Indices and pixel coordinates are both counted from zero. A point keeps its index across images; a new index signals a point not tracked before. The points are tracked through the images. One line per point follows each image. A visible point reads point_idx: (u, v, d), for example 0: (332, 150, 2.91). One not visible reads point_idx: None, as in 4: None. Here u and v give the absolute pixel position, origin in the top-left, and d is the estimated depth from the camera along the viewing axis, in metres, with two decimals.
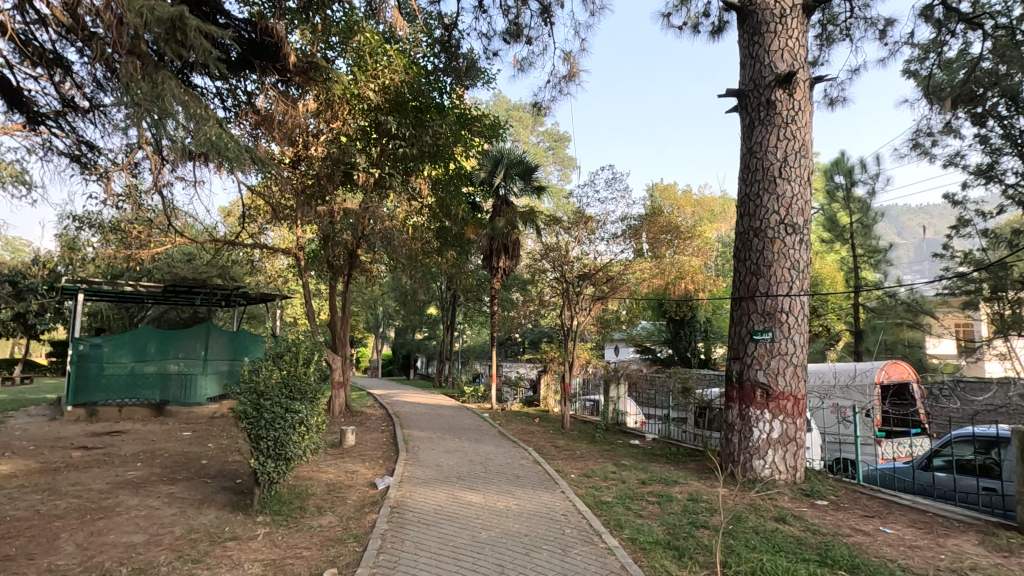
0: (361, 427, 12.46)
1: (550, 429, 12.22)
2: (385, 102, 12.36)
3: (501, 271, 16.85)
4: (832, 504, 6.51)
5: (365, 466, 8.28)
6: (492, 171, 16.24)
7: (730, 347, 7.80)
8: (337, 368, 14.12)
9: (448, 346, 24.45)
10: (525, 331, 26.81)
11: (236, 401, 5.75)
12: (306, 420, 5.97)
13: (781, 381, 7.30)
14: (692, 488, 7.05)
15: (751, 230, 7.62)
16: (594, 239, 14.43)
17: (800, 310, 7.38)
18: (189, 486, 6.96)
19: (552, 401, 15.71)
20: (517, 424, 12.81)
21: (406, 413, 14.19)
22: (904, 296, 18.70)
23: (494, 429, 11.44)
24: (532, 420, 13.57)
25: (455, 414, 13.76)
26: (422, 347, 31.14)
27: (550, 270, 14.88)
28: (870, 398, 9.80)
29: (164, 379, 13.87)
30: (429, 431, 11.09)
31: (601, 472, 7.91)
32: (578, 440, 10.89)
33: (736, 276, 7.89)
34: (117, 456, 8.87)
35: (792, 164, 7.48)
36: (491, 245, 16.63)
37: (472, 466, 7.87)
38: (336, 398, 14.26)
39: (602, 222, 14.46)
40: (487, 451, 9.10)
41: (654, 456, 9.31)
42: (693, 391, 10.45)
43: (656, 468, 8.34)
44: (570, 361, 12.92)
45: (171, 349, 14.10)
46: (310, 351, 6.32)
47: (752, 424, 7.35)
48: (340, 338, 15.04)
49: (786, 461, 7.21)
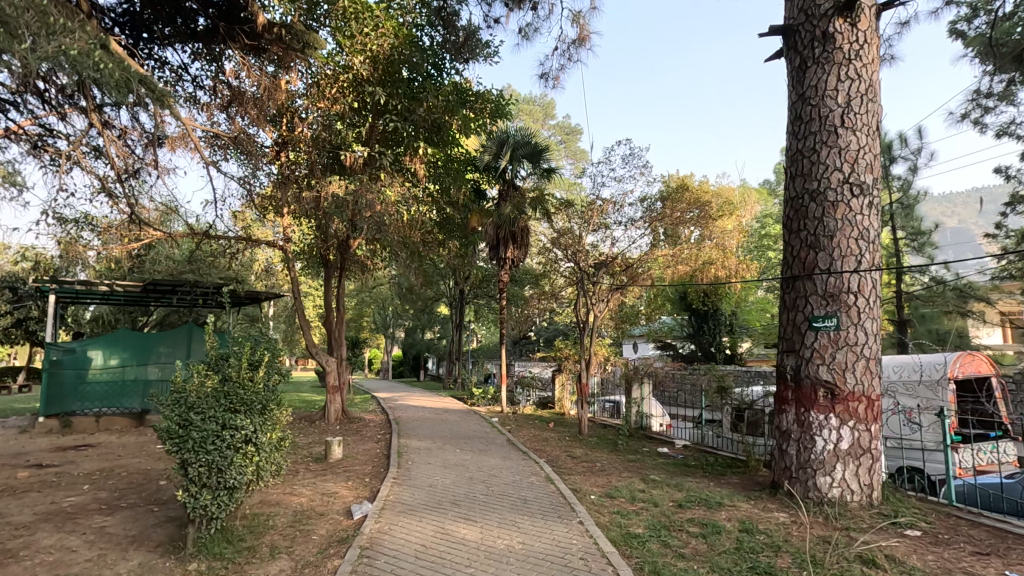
0: (356, 436, 11.25)
1: (566, 435, 10.89)
2: (375, 74, 11.11)
3: (509, 262, 15.53)
4: (928, 536, 5.07)
5: (347, 486, 7.04)
6: (497, 154, 14.94)
7: (782, 337, 6.39)
8: (332, 371, 12.95)
9: (458, 346, 23.22)
10: (539, 328, 25.55)
11: (162, 417, 4.51)
12: (253, 439, 4.72)
13: (850, 378, 5.88)
14: (742, 513, 5.68)
15: (806, 194, 6.20)
16: (610, 223, 13.08)
17: (871, 291, 5.96)
18: (129, 518, 5.77)
19: (568, 402, 14.40)
20: (528, 429, 11.53)
21: (408, 419, 12.95)
22: (953, 281, 16.97)
23: (502, 437, 10.14)
24: (545, 424, 12.28)
25: (460, 419, 12.50)
26: (432, 347, 30.06)
27: (563, 260, 13.54)
28: (943, 395, 8.29)
29: (146, 386, 12.88)
30: (429, 440, 9.85)
31: (628, 491, 6.55)
32: (598, 448, 9.54)
33: (787, 251, 6.46)
34: (68, 477, 7.74)
35: (857, 110, 6.06)
36: (498, 234, 15.16)
37: (472, 487, 6.58)
38: (332, 404, 13.14)
39: (619, 205, 13.07)
40: (493, 465, 7.79)
41: (689, 468, 7.92)
42: (731, 390, 9.03)
43: (693, 484, 6.96)
44: (586, 359, 11.57)
45: (152, 353, 12.99)
46: (261, 350, 5.08)
47: (813, 432, 5.94)
48: (337, 338, 13.82)
49: (859, 479, 5.79)
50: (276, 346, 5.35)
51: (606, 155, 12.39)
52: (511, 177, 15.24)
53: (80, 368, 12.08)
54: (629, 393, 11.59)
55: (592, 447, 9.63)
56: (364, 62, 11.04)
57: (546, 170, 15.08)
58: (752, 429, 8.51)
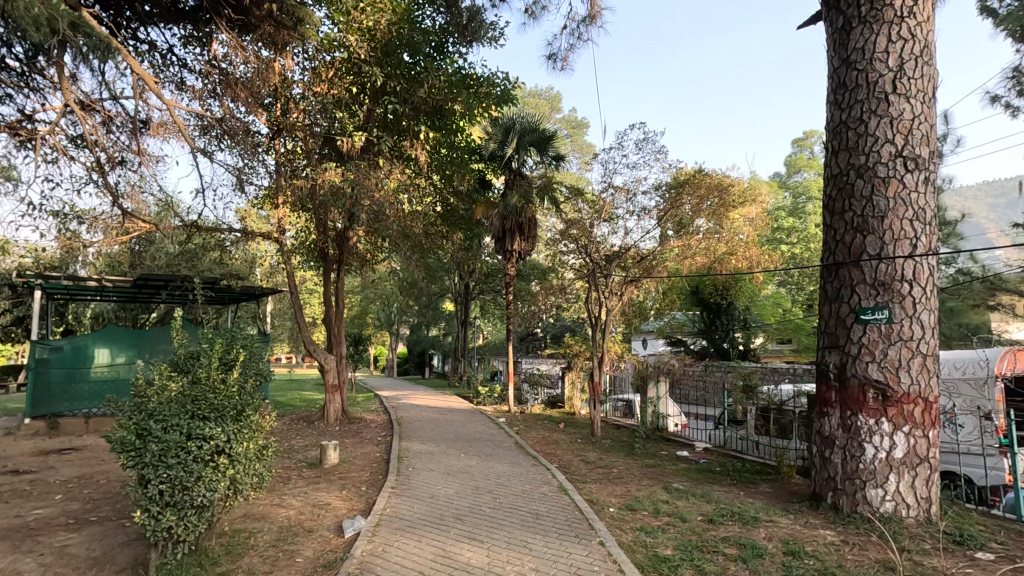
0: (355, 437, 10.67)
1: (578, 437, 10.25)
2: (372, 55, 10.48)
3: (515, 254, 14.85)
4: (1004, 560, 4.39)
5: (341, 496, 6.43)
6: (503, 141, 14.30)
7: (824, 332, 5.71)
8: (331, 369, 12.36)
9: (463, 343, 22.61)
10: (545, 325, 24.94)
11: (117, 426, 3.89)
12: (224, 449, 4.11)
13: (904, 378, 5.20)
14: (783, 530, 5.02)
15: (851, 170, 5.51)
16: (622, 212, 12.43)
17: (927, 279, 5.27)
18: (96, 534, 5.19)
19: (578, 402, 13.75)
20: (537, 430, 10.92)
21: (411, 419, 12.37)
22: (981, 273, 16.12)
23: (510, 440, 9.52)
24: (555, 425, 11.62)
25: (465, 419, 11.89)
26: (437, 344, 29.44)
27: (573, 252, 12.87)
28: (991, 396, 7.58)
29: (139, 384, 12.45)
30: (432, 443, 9.25)
31: (650, 503, 5.91)
32: (612, 452, 8.91)
33: (828, 235, 5.78)
34: (44, 484, 7.20)
35: (911, 74, 5.35)
36: (504, 225, 14.57)
37: (477, 498, 5.96)
38: (332, 404, 12.56)
39: (633, 192, 12.34)
40: (500, 471, 7.17)
41: (714, 475, 7.26)
42: (758, 389, 8.36)
43: (722, 494, 6.31)
44: (598, 356, 10.91)
45: (144, 350, 12.60)
46: (236, 348, 4.47)
47: (862, 438, 5.28)
48: (336, 335, 13.21)
49: (915, 491, 5.11)
50: (254, 344, 4.74)
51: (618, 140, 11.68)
52: (518, 166, 14.58)
53: (69, 365, 11.61)
54: (644, 392, 10.93)
55: (605, 451, 9.00)
56: (361, 42, 10.41)
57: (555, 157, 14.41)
58: (782, 430, 7.83)
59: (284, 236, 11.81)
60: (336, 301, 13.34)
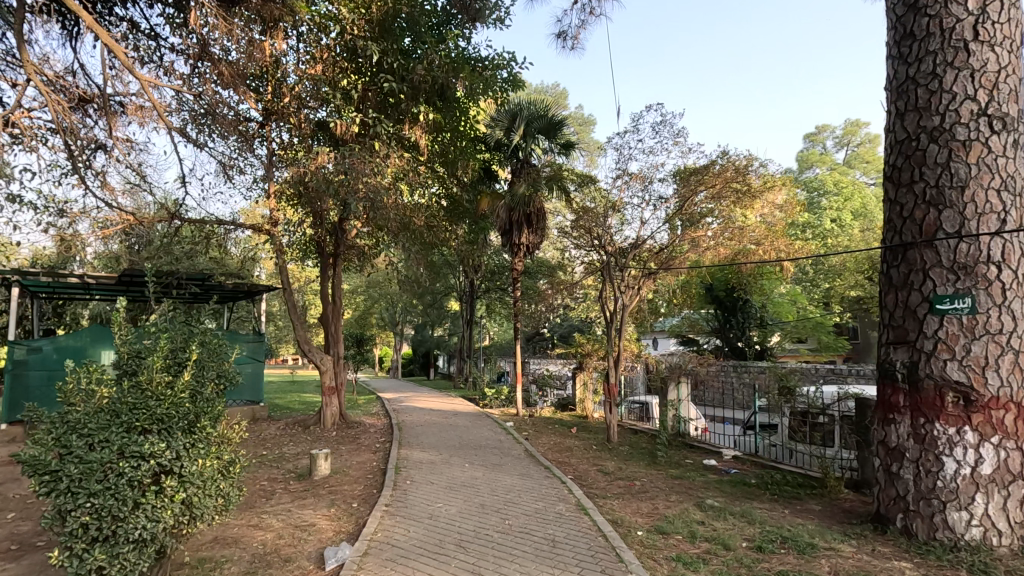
0: (352, 443, 9.91)
1: (593, 444, 9.43)
2: (368, 30, 9.72)
3: (523, 248, 13.96)
4: None
5: (328, 515, 5.66)
6: (510, 128, 13.51)
7: (890, 326, 4.87)
8: (328, 371, 11.60)
9: (469, 343, 21.82)
10: (553, 324, 24.10)
11: (31, 442, 3.10)
12: (167, 467, 3.33)
13: (992, 379, 4.35)
14: (849, 562, 4.18)
15: (922, 134, 4.68)
16: (637, 200, 11.59)
17: (1018, 260, 4.42)
18: (37, 565, 4.43)
19: (591, 404, 12.91)
20: (548, 436, 10.11)
21: (413, 423, 11.56)
22: None
23: (519, 447, 8.71)
24: (568, 430, 10.80)
25: (471, 423, 11.10)
26: (442, 344, 28.81)
27: (586, 244, 12.04)
28: None
29: None
30: (434, 451, 8.44)
31: (684, 525, 5.09)
32: (633, 461, 8.08)
33: (892, 212, 4.93)
34: (2, 500, 6.48)
35: (995, 17, 4.51)
36: (511, 217, 13.68)
37: (483, 519, 5.16)
38: (329, 408, 11.77)
39: (649, 179, 11.48)
40: (509, 485, 6.35)
41: (751, 489, 6.40)
42: (799, 390, 7.45)
43: (766, 514, 5.47)
44: (614, 355, 10.07)
45: None
46: (190, 346, 3.70)
47: (941, 450, 4.43)
48: (333, 334, 12.39)
49: (1008, 515, 4.25)
50: (215, 341, 3.97)
51: (633, 122, 10.83)
52: (525, 154, 13.74)
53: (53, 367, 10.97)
54: (663, 395, 10.06)
55: (625, 460, 8.17)
56: (357, 17, 9.66)
57: (564, 144, 13.60)
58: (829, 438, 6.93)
59: (276, 228, 11.09)
60: (334, 298, 12.46)
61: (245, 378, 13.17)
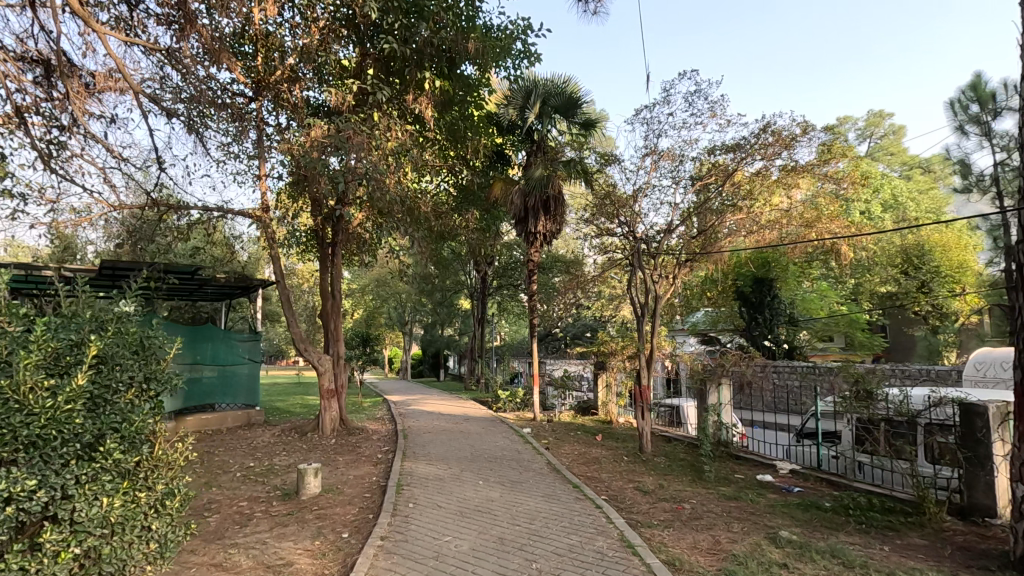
0: (352, 453, 8.84)
1: (624, 454, 8.27)
2: None
3: (540, 237, 12.76)
4: None
5: (310, 551, 4.57)
6: (524, 106, 12.39)
7: None
8: (327, 372, 10.55)
9: (481, 342, 20.71)
10: (567, 323, 22.96)
11: None
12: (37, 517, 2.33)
13: None
14: None
15: None
16: (669, 179, 10.39)
17: None
18: None
19: (616, 408, 11.75)
20: (571, 445, 8.98)
21: (420, 430, 10.46)
22: None
23: (540, 459, 7.57)
24: (593, 438, 9.63)
25: (484, 430, 9.98)
26: (452, 344, 27.92)
27: (611, 229, 10.88)
28: None
29: None
30: (443, 464, 7.32)
31: (764, 571, 3.93)
32: (674, 477, 6.92)
33: None
34: None
35: None
36: (526, 203, 12.52)
37: (504, 562, 4.03)
38: (328, 412, 10.65)
39: (681, 156, 10.28)
40: (533, 511, 5.23)
41: (829, 516, 5.22)
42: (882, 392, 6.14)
43: (862, 554, 4.29)
44: (645, 354, 8.87)
45: None
46: (89, 337, 2.62)
47: None
48: (333, 332, 11.22)
49: None
50: (133, 331, 2.90)
51: (665, 90, 9.65)
52: (541, 136, 12.60)
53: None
54: (702, 398, 8.88)
55: (664, 476, 7.00)
56: None
57: (584, 122, 12.43)
58: (925, 453, 5.64)
59: (269, 215, 10.06)
60: (333, 292, 11.32)
61: (240, 379, 12.19)
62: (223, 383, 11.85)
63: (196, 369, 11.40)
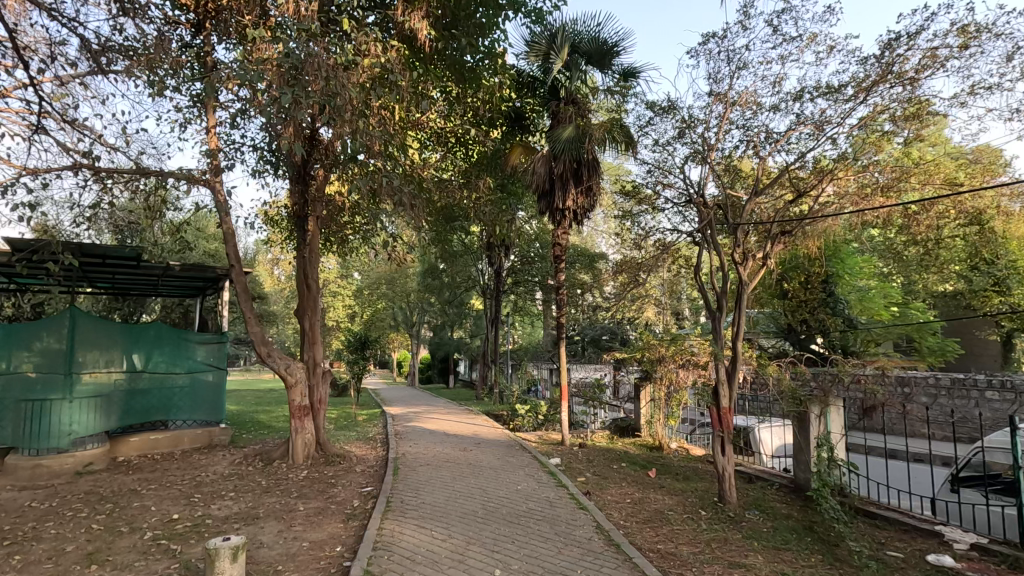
0: (321, 496, 6.49)
1: (699, 508, 5.82)
2: None
3: (570, 213, 10.13)
4: None
5: None
6: (546, 53, 9.94)
7: None
8: (298, 384, 8.17)
9: (493, 346, 18.30)
10: (586, 325, 20.47)
11: None
12: None
13: None
14: None
15: None
16: (742, 129, 7.85)
17: None
18: None
19: (665, 429, 9.27)
20: (620, 488, 6.53)
21: (417, 459, 8.08)
22: None
23: (581, 520, 5.13)
24: (647, 476, 7.18)
25: (500, 463, 7.57)
26: (462, 347, 25.54)
27: (667, 196, 8.41)
28: None
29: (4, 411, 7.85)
30: (440, 529, 4.92)
31: None
32: (799, 561, 4.43)
33: None
34: None
35: None
36: (552, 171, 9.87)
37: None
38: (301, 435, 8.30)
39: (758, 102, 7.78)
40: None
41: None
42: None
43: None
44: (727, 364, 6.31)
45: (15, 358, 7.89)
46: None
47: None
48: (308, 333, 8.72)
49: None
50: None
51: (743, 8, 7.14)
52: (569, 91, 10.09)
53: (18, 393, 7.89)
54: (804, 427, 6.40)
55: (781, 557, 4.52)
56: None
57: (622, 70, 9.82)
58: None
59: (221, 180, 7.71)
60: (308, 283, 8.75)
61: (201, 392, 9.89)
62: (176, 396, 9.60)
63: (145, 376, 9.16)
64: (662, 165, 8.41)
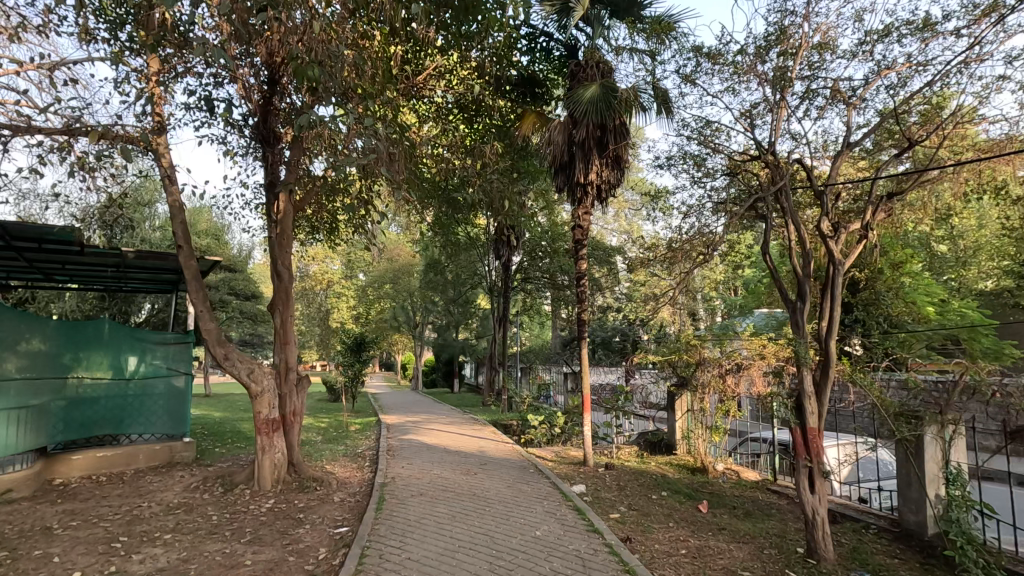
0: (283, 541, 5.01)
1: (784, 568, 4.28)
2: None
3: (593, 188, 8.54)
4: None
5: None
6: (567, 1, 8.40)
7: None
8: (266, 393, 6.70)
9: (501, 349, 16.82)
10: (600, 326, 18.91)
11: None
12: None
13: None
14: None
15: None
16: (815, 78, 6.28)
17: None
18: None
19: (710, 449, 7.71)
20: (669, 532, 5.02)
21: (410, 486, 6.58)
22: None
23: None
24: (699, 513, 5.63)
25: (512, 495, 6.04)
26: (469, 349, 24.10)
27: (718, 164, 6.87)
28: None
29: None
30: None
31: None
32: None
33: None
34: None
35: None
36: (572, 139, 8.34)
37: None
38: (271, 456, 6.83)
39: (832, 46, 6.22)
40: None
41: None
42: None
43: None
44: (814, 374, 4.75)
45: None
46: None
47: None
48: (279, 331, 7.23)
49: None
50: None
51: None
52: (592, 47, 8.54)
53: None
54: (913, 455, 4.85)
55: None
56: None
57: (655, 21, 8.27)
58: None
59: (166, 140, 6.23)
60: (280, 271, 7.26)
61: (159, 402, 8.56)
62: (130, 406, 8.30)
63: (110, 384, 8.11)
64: (709, 124, 6.86)
